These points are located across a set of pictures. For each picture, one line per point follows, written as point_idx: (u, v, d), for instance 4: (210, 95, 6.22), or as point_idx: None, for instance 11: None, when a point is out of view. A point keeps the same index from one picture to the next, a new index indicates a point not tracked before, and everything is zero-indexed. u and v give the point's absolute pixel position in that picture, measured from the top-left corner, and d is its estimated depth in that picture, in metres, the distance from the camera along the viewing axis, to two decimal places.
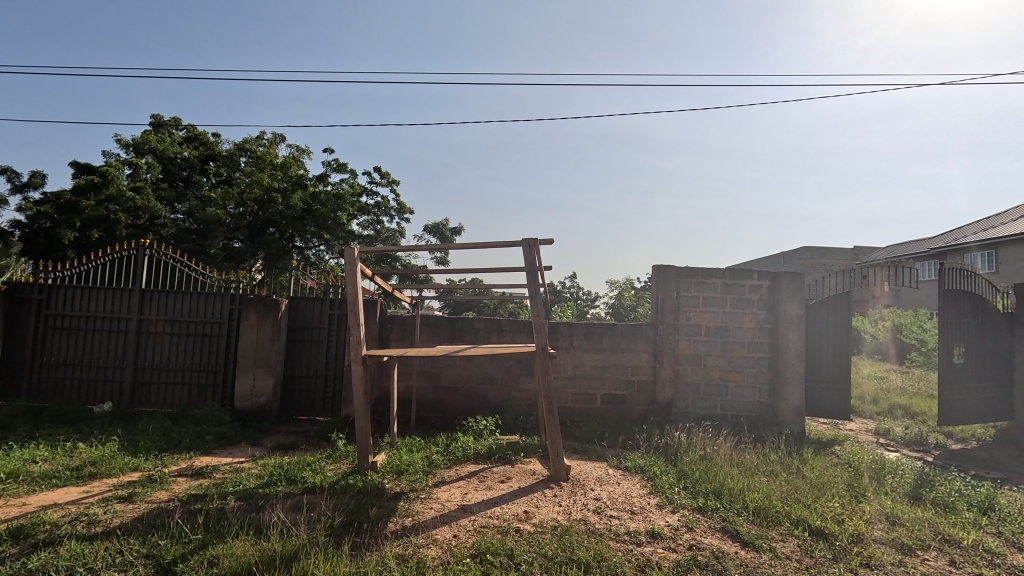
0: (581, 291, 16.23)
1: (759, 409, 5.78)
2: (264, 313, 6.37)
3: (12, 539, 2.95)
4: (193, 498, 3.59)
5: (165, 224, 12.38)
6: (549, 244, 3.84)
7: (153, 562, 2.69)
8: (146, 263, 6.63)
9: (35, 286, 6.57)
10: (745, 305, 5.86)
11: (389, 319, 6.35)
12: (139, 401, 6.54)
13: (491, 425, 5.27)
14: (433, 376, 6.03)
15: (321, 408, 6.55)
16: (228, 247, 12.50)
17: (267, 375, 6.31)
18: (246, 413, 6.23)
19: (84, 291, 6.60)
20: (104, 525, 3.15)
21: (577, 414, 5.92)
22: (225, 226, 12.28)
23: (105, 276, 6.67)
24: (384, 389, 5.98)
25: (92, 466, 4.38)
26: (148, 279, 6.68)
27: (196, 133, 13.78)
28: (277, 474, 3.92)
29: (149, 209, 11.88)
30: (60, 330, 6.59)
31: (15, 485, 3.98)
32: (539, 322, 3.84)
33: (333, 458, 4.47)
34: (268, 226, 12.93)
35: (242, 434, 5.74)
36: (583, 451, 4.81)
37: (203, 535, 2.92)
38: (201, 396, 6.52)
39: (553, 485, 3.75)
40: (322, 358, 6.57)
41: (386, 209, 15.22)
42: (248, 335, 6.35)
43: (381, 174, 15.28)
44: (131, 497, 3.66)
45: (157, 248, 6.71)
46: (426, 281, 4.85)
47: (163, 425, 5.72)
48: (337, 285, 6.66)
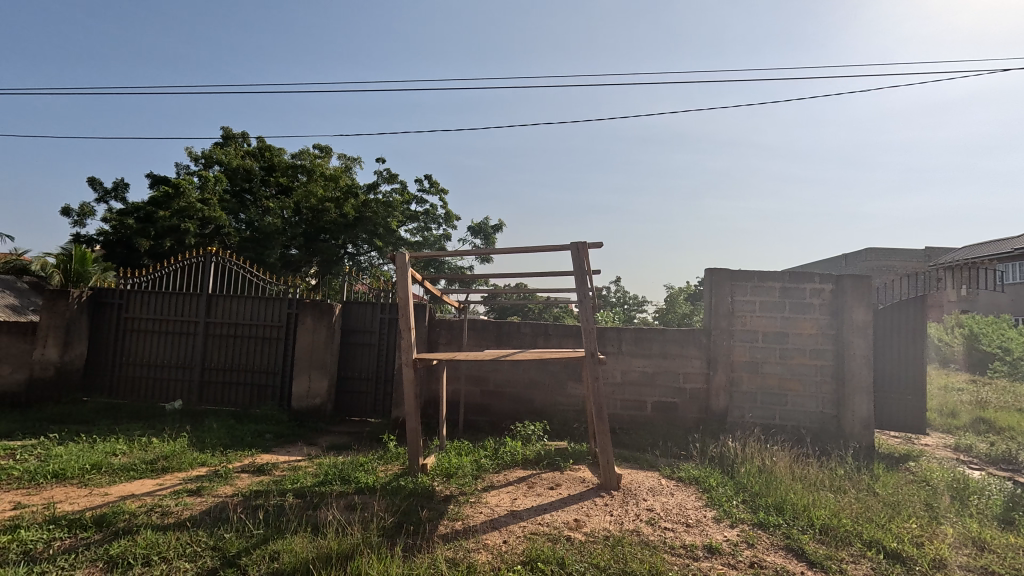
0: (628, 295, 15.97)
1: (822, 420, 5.46)
2: (319, 317, 6.58)
3: (96, 526, 3.19)
4: (254, 494, 3.75)
5: (228, 233, 12.91)
6: (598, 247, 3.79)
7: (219, 554, 2.82)
8: (212, 270, 7.03)
9: (115, 292, 7.10)
10: (805, 310, 5.56)
11: (437, 323, 6.44)
12: (206, 400, 6.92)
13: (539, 430, 5.23)
14: (481, 380, 6.06)
15: (372, 410, 6.73)
16: (284, 255, 13.18)
17: (321, 377, 6.52)
18: (302, 414, 6.47)
19: (158, 296, 7.08)
20: (175, 516, 3.34)
21: (626, 421, 5.79)
22: (282, 235, 12.93)
23: (176, 282, 7.13)
24: (432, 392, 6.08)
25: (164, 460, 4.67)
26: (214, 284, 7.09)
27: (259, 145, 14.54)
28: (332, 474, 4.03)
29: (214, 219, 12.55)
30: (137, 332, 7.08)
31: (99, 476, 4.30)
32: (587, 326, 3.78)
33: (385, 459, 4.57)
34: (320, 233, 13.41)
35: (298, 433, 5.96)
36: (633, 459, 4.68)
37: (265, 530, 3.03)
38: (261, 396, 6.84)
39: (603, 493, 3.67)
40: (372, 361, 6.76)
41: (434, 217, 15.52)
42: (304, 338, 6.58)
43: (429, 180, 15.58)
44: (199, 491, 3.87)
45: (222, 255, 7.12)
46: (474, 286, 4.86)
47: (226, 423, 6.03)
48: (387, 290, 6.82)
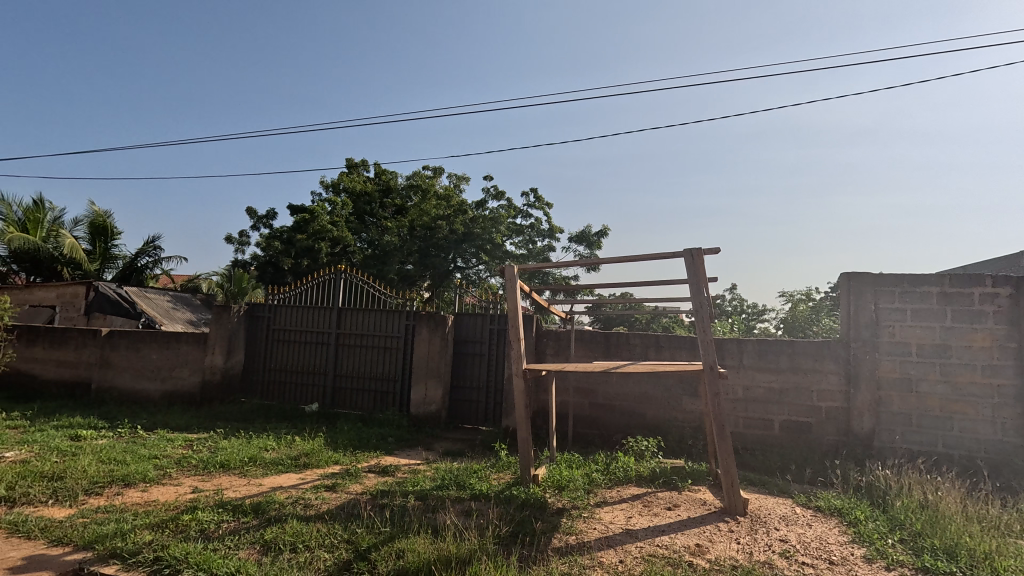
0: (745, 304, 14.83)
1: (1004, 450, 4.57)
2: (434, 328, 6.96)
3: (254, 513, 3.65)
4: (380, 493, 4.04)
5: (354, 252, 14.19)
6: (715, 253, 3.56)
7: (353, 547, 3.07)
8: (342, 285, 7.78)
9: (265, 306, 8.14)
10: (974, 319, 4.72)
11: (544, 334, 6.48)
12: (337, 403, 7.63)
13: (653, 447, 5.00)
14: (590, 392, 5.96)
15: (483, 418, 6.93)
16: (401, 271, 14.04)
17: (437, 386, 6.87)
18: (420, 420, 6.85)
19: (299, 310, 7.99)
20: (316, 508, 3.71)
21: (751, 441, 5.34)
22: (399, 251, 13.92)
23: (313, 297, 7.99)
24: (541, 403, 6.12)
25: (305, 457, 5.21)
26: (344, 299, 7.83)
27: (379, 171, 15.89)
28: (448, 479, 4.21)
29: (342, 239, 13.92)
30: (282, 342, 8.03)
31: (255, 468, 4.93)
32: (705, 338, 3.56)
33: (497, 467, 4.67)
34: (433, 249, 14.13)
35: (416, 438, 6.32)
36: (760, 484, 4.29)
37: (391, 529, 3.25)
38: (383, 401, 7.38)
39: (728, 519, 3.40)
40: (483, 370, 6.97)
41: (539, 230, 15.73)
42: (420, 348, 7.00)
43: (534, 195, 15.89)
44: (334, 487, 4.26)
45: (350, 272, 7.85)
46: (581, 297, 4.82)
47: (355, 426, 6.59)
48: (496, 302, 7.02)
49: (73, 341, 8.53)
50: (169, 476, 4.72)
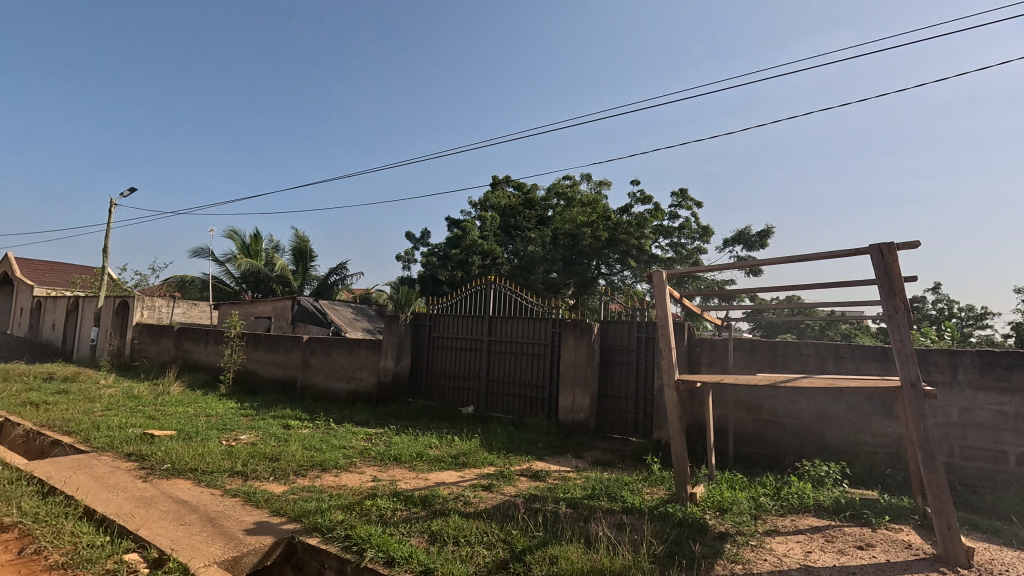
0: (958, 308, 12.15)
1: None
2: (580, 335, 6.97)
3: (423, 504, 4.02)
4: (533, 497, 4.16)
5: (502, 263, 14.93)
6: (912, 248, 3.00)
7: (509, 547, 3.20)
8: (492, 295, 8.26)
9: (427, 315, 8.98)
10: None
11: (697, 343, 6.07)
12: (491, 407, 8.05)
13: (836, 473, 4.35)
14: (754, 407, 5.41)
15: (633, 429, 6.72)
16: (547, 279, 14.44)
17: (584, 394, 6.86)
18: (569, 427, 6.91)
19: (455, 318, 8.66)
20: (475, 506, 3.96)
21: (973, 475, 4.33)
22: (544, 261, 14.26)
23: (467, 306, 8.59)
24: (696, 417, 5.73)
25: (464, 456, 5.60)
26: (494, 308, 8.28)
27: (522, 184, 16.52)
28: (599, 489, 4.17)
29: (491, 252, 14.75)
30: (442, 348, 8.76)
31: (423, 464, 5.44)
32: (903, 349, 3.00)
33: (650, 482, 4.48)
34: (578, 257, 14.23)
35: (566, 445, 6.38)
36: (989, 531, 3.46)
37: (544, 534, 3.31)
38: (533, 407, 7.59)
39: (945, 570, 2.79)
40: (631, 380, 6.78)
41: (689, 231, 14.85)
42: (567, 355, 7.07)
43: (681, 195, 15.12)
44: (491, 487, 4.49)
45: (499, 282, 8.29)
46: (740, 302, 4.42)
47: (508, 429, 6.89)
48: (644, 308, 6.80)
49: (283, 346, 10.35)
50: (355, 465, 5.45)
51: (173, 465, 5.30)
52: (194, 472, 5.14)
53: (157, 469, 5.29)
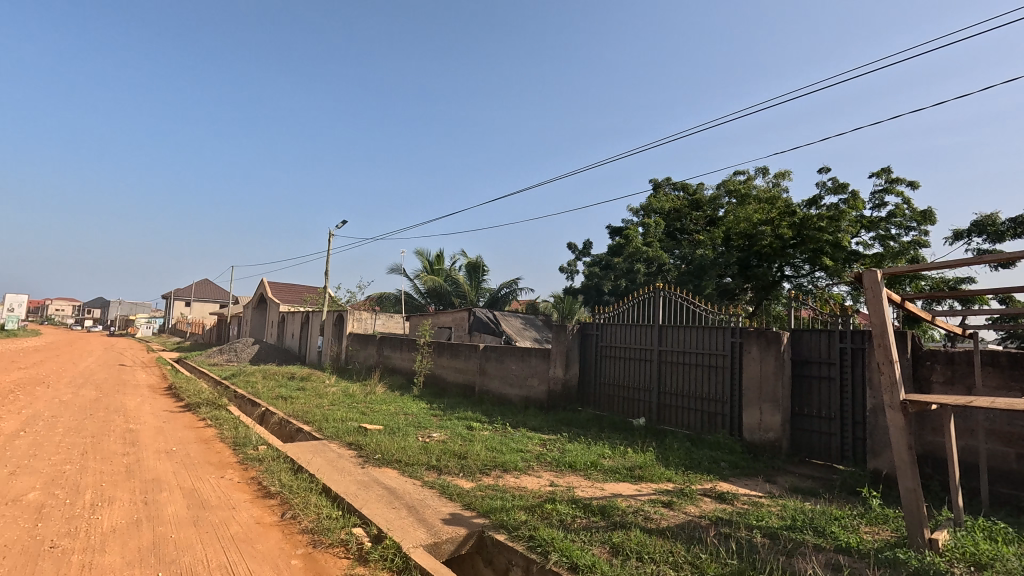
0: None
1: None
2: (766, 346, 6.29)
3: (601, 514, 4.02)
4: (721, 521, 3.85)
5: (669, 269, 14.02)
6: None
7: (698, 572, 3.00)
8: (661, 303, 7.94)
9: (594, 325, 9.00)
10: None
11: (926, 356, 5.00)
12: (664, 420, 7.70)
13: None
14: (1019, 439, 4.25)
15: (839, 455, 5.81)
16: (720, 284, 13.32)
17: (774, 411, 6.15)
18: (757, 447, 6.25)
19: (623, 328, 8.52)
20: (656, 523, 3.81)
21: None
22: (716, 265, 13.14)
23: (635, 315, 8.40)
24: (929, 446, 4.72)
25: (640, 470, 5.45)
26: (664, 316, 7.95)
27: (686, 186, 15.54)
28: (802, 521, 3.68)
29: (657, 258, 13.90)
30: (610, 357, 8.68)
31: (597, 473, 5.44)
32: None
33: (868, 519, 3.81)
34: (755, 259, 12.99)
35: (754, 467, 5.77)
36: None
37: (738, 563, 3.04)
38: (712, 422, 7.06)
39: None
40: (834, 397, 5.88)
41: (901, 219, 12.41)
42: (751, 367, 6.42)
43: (887, 176, 12.75)
44: (672, 504, 4.29)
45: (669, 289, 7.94)
46: (992, 305, 3.52)
47: (685, 445, 6.51)
48: (847, 315, 5.86)
49: (463, 354, 11.32)
50: (533, 468, 5.69)
51: (382, 455, 6.17)
52: (399, 462, 5.91)
53: (371, 457, 6.21)
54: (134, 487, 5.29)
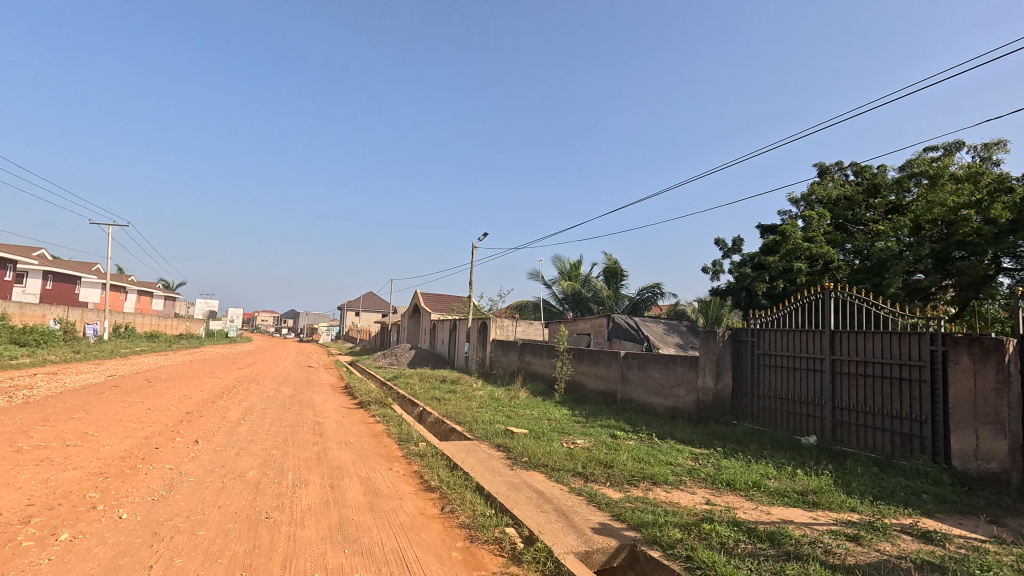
0: None
1: None
2: (982, 357, 5.18)
3: (770, 542, 3.62)
4: (929, 565, 3.20)
5: (838, 267, 12.08)
6: None
7: None
8: (833, 305, 6.95)
9: (749, 330, 8.22)
10: None
11: None
12: (841, 440, 6.71)
13: None
14: None
15: None
16: (908, 281, 11.34)
17: (997, 436, 5.04)
18: (974, 480, 5.15)
19: (785, 334, 7.64)
20: (840, 559, 3.31)
21: None
22: (901, 260, 11.08)
23: (799, 320, 7.49)
24: None
25: (814, 495, 4.80)
26: (837, 321, 6.94)
27: (860, 169, 13.29)
28: None
29: (823, 255, 11.97)
30: (769, 366, 7.84)
31: (761, 495, 4.92)
32: None
33: None
34: (956, 251, 10.76)
35: (971, 503, 4.72)
36: None
37: None
38: (906, 446, 5.97)
39: None
40: None
41: None
42: (961, 382, 5.31)
43: None
44: (859, 539, 3.69)
45: (842, 290, 6.92)
46: None
47: (870, 470, 5.59)
48: None
49: (604, 361, 11.15)
50: (685, 484, 5.35)
51: (529, 459, 6.33)
52: (546, 467, 6.01)
53: (519, 460, 6.42)
54: (323, 472, 6.16)
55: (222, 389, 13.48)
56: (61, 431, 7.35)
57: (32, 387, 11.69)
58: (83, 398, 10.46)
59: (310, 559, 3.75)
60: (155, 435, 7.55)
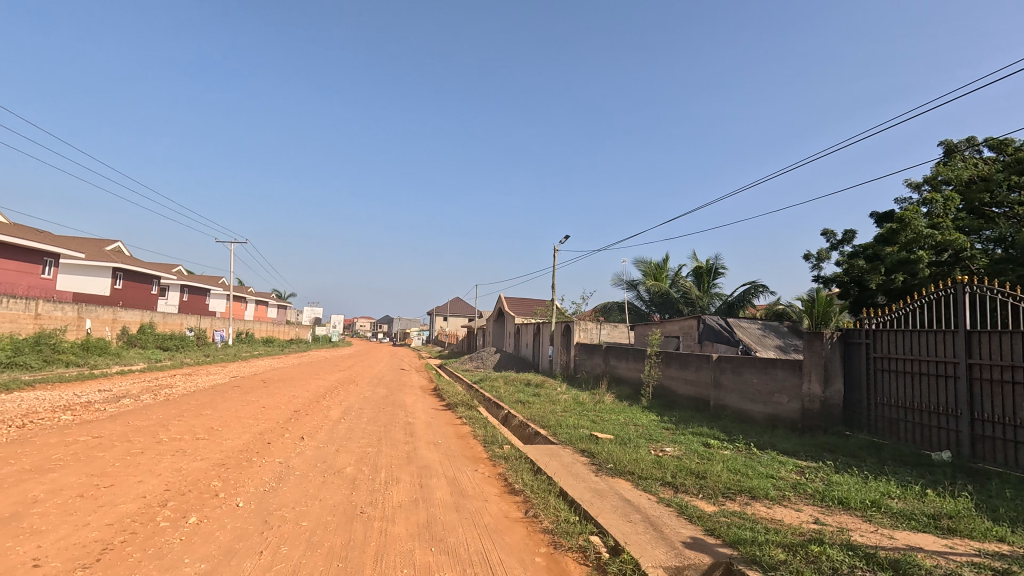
0: None
1: None
2: None
3: (893, 570, 3.19)
4: None
5: (973, 256, 10.49)
6: None
7: None
8: (967, 303, 6.03)
9: (862, 332, 7.39)
10: None
11: None
12: (983, 457, 5.81)
13: None
14: None
15: None
16: None
17: None
18: None
19: (906, 335, 6.77)
20: None
21: None
22: None
23: (924, 319, 6.61)
24: None
25: (949, 519, 4.17)
26: (973, 319, 6.03)
27: (999, 144, 11.51)
28: None
29: (951, 243, 10.46)
30: (888, 372, 6.98)
31: (881, 516, 4.38)
32: None
33: None
34: None
35: None
36: None
37: None
38: None
39: None
40: None
41: None
42: None
43: None
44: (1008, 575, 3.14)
45: (979, 284, 5.99)
46: None
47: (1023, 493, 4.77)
48: None
49: (694, 365, 10.58)
50: (789, 499, 4.89)
51: (615, 465, 6.14)
52: (633, 474, 5.80)
53: (604, 466, 6.25)
54: (413, 471, 6.42)
55: (325, 390, 14.57)
56: (192, 426, 8.32)
57: (171, 386, 13.41)
58: (211, 396, 11.81)
59: (399, 555, 3.90)
60: (268, 430, 8.32)
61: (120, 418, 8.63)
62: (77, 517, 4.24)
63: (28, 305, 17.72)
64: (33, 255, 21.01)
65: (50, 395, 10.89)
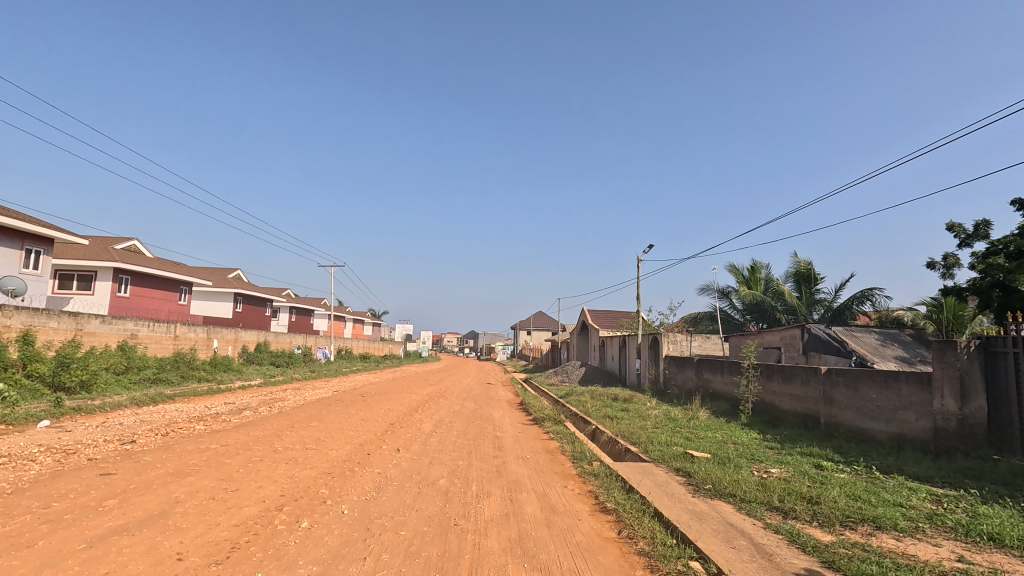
0: None
1: None
2: None
3: None
4: None
5: None
6: None
7: None
8: None
9: (1008, 340, 6.40)
10: None
11: None
12: None
13: None
14: None
15: None
16: None
17: None
18: None
19: None
20: None
21: None
22: None
23: None
24: None
25: None
26: None
27: None
28: None
29: None
30: None
31: None
32: None
33: None
34: None
35: None
36: None
37: None
38: None
39: None
40: None
41: None
42: None
43: None
44: None
45: None
46: None
47: None
48: None
49: (800, 378, 9.72)
50: (923, 532, 4.31)
51: (714, 486, 5.79)
52: (735, 497, 5.41)
53: (701, 487, 5.91)
54: (502, 485, 6.50)
55: (418, 404, 15.18)
56: (302, 436, 9.05)
57: (284, 399, 14.69)
58: (317, 409, 12.79)
59: (493, 568, 3.95)
60: (368, 442, 8.83)
61: (243, 428, 9.59)
62: (211, 517, 4.77)
63: (169, 328, 20.36)
64: (173, 284, 24.22)
65: (187, 407, 12.39)
